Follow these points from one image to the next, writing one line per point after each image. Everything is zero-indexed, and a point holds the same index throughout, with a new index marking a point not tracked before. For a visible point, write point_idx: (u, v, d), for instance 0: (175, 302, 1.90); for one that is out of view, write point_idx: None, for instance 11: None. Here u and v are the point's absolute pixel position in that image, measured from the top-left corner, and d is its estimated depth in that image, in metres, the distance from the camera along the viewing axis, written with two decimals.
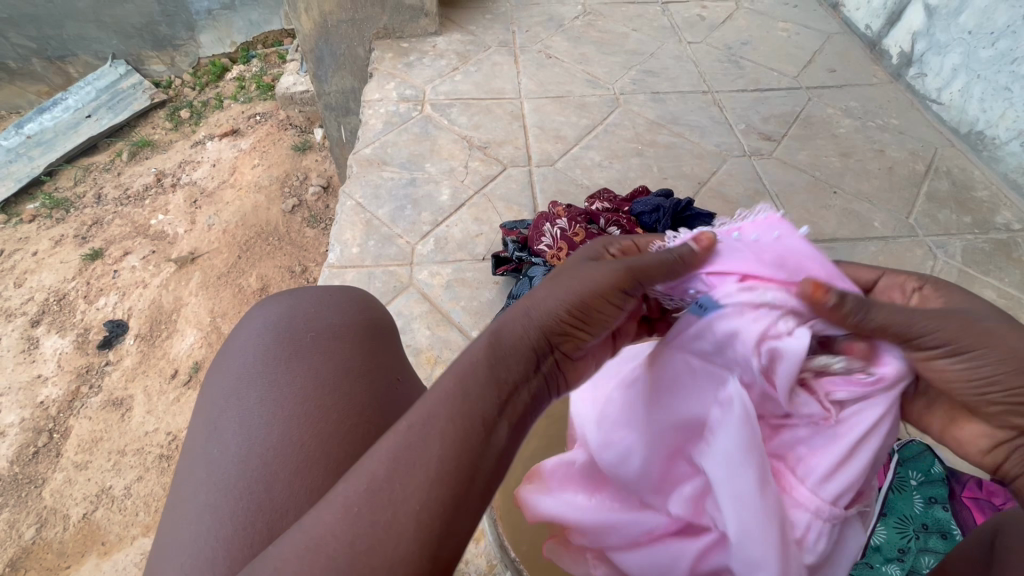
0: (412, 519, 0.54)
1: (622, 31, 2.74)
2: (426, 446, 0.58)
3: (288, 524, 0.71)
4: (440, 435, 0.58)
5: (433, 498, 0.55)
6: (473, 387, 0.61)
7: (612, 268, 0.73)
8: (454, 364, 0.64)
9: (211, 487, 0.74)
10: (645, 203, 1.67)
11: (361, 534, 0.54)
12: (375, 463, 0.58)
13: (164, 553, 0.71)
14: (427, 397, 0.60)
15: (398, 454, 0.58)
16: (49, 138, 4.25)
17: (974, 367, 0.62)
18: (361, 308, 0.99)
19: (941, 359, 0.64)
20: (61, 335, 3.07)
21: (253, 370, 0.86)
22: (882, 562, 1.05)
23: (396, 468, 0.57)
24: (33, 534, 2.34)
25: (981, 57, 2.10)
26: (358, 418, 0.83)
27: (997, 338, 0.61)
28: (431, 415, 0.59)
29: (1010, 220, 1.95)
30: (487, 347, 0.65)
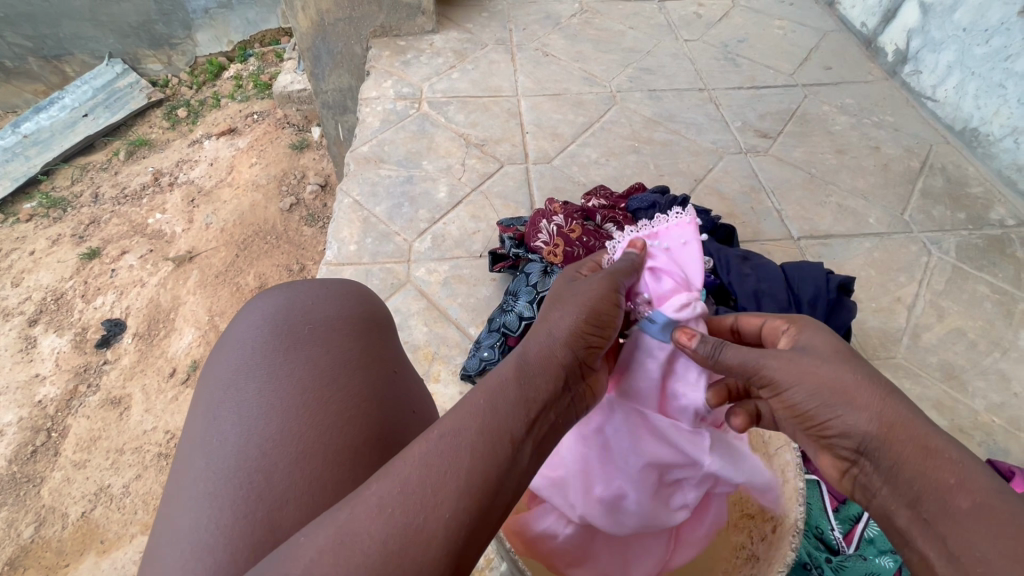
0: (441, 524, 0.57)
1: (618, 29, 2.75)
2: (457, 457, 0.62)
3: (287, 512, 0.72)
4: (470, 446, 0.63)
5: (464, 504, 0.59)
6: (502, 405, 0.67)
7: (598, 281, 0.89)
8: (481, 385, 0.71)
9: (211, 476, 0.75)
10: (641, 200, 1.68)
11: (394, 533, 0.56)
12: (411, 471, 0.60)
13: (165, 542, 0.71)
14: (460, 413, 0.66)
15: (430, 462, 0.61)
16: (46, 137, 4.24)
17: (794, 391, 0.75)
18: (358, 302, 1.00)
19: (774, 388, 0.78)
20: (58, 334, 3.07)
21: (252, 362, 0.86)
22: (876, 554, 1.10)
23: (429, 475, 0.60)
24: (32, 533, 2.34)
25: (976, 54, 2.12)
26: (356, 410, 0.84)
27: (807, 369, 0.74)
28: (462, 429, 0.64)
29: (1004, 216, 1.96)
30: (515, 371, 0.73)
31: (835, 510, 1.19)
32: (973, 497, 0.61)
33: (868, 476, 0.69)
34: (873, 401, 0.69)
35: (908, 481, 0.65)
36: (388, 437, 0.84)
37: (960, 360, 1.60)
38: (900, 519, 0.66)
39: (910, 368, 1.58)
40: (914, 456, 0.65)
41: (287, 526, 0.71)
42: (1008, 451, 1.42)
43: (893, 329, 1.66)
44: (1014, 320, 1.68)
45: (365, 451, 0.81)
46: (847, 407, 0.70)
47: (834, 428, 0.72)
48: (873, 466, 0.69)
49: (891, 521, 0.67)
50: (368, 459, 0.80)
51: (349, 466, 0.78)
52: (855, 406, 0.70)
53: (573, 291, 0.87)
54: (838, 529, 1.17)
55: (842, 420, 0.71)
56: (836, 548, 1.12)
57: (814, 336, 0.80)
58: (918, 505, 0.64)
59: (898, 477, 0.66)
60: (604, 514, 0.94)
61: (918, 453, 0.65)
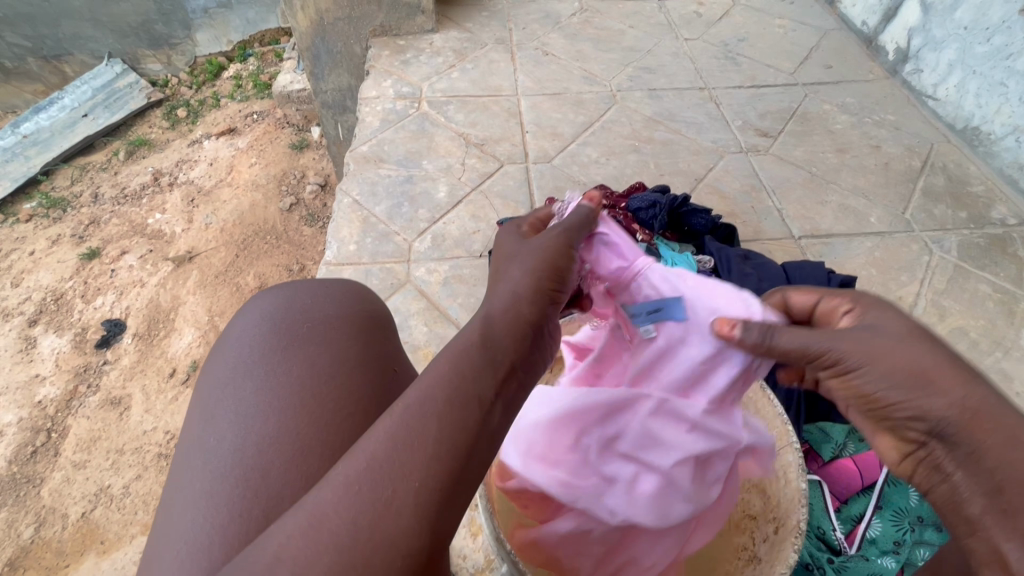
0: (412, 494, 0.56)
1: (619, 28, 2.75)
2: (421, 426, 0.60)
3: (283, 511, 0.71)
4: (438, 413, 0.61)
5: (435, 475, 0.57)
6: (468, 369, 0.65)
7: (555, 237, 0.83)
8: (450, 348, 0.68)
9: (208, 476, 0.74)
10: (641, 199, 1.66)
11: (363, 510, 0.55)
12: (379, 443, 0.59)
13: (162, 542, 0.71)
14: (425, 381, 0.64)
15: (397, 435, 0.59)
16: (46, 137, 4.24)
17: (866, 375, 0.66)
18: (356, 299, 0.99)
19: (840, 370, 0.68)
20: (58, 334, 3.07)
21: (249, 361, 0.86)
22: (877, 554, 1.11)
23: (396, 448, 0.58)
24: (32, 533, 2.34)
25: (977, 53, 2.11)
26: (355, 407, 0.83)
27: (882, 353, 0.66)
28: (429, 398, 0.62)
29: (1005, 215, 1.96)
30: (478, 331, 0.69)
31: (837, 510, 1.19)
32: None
33: (941, 462, 0.63)
34: (956, 387, 0.62)
35: (992, 470, 0.59)
36: None
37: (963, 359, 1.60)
38: (974, 509, 0.60)
39: None
40: (999, 445, 0.59)
41: None
42: None
43: None
44: (1016, 319, 1.68)
45: None
46: (927, 394, 0.63)
47: (907, 411, 0.64)
48: (951, 451, 0.62)
49: (959, 507, 0.62)
50: None
51: None
52: (939, 393, 0.62)
53: (525, 246, 0.81)
54: (841, 528, 1.16)
55: (921, 405, 0.63)
56: (838, 549, 1.12)
57: (883, 315, 0.71)
58: (997, 494, 0.58)
59: (978, 465, 0.60)
60: (637, 514, 0.88)
61: (1006, 441, 0.59)
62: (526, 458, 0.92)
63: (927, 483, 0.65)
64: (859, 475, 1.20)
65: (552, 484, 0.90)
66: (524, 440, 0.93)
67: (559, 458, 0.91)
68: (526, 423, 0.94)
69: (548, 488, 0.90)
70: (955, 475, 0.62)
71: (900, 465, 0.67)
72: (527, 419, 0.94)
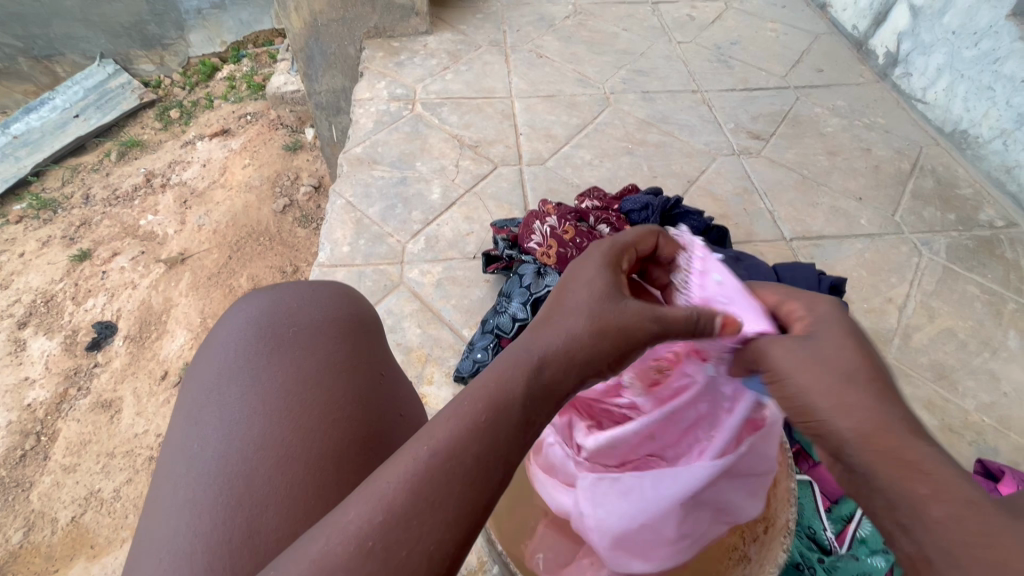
0: (424, 559, 0.54)
1: (612, 30, 2.76)
2: (432, 483, 0.57)
3: (266, 519, 0.70)
4: (462, 474, 0.58)
5: (451, 535, 0.55)
6: (503, 428, 0.62)
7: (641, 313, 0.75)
8: (477, 383, 0.66)
9: (190, 482, 0.73)
10: (633, 202, 1.69)
11: (373, 569, 0.53)
12: (400, 496, 0.56)
13: (143, 550, 0.70)
14: (453, 428, 0.61)
15: (417, 487, 0.57)
16: (36, 137, 4.19)
17: (783, 386, 0.73)
18: (344, 303, 0.99)
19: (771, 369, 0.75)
20: (48, 337, 3.05)
21: (233, 366, 0.85)
22: (867, 553, 1.11)
23: (415, 503, 0.56)
24: (21, 537, 2.31)
25: (965, 57, 2.14)
26: (340, 414, 0.82)
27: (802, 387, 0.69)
28: (460, 453, 0.59)
29: (993, 218, 1.98)
30: (510, 365, 0.66)
31: (828, 510, 1.21)
32: (948, 506, 0.57)
33: (851, 483, 0.66)
34: (869, 417, 0.64)
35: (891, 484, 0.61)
36: (375, 442, 0.83)
37: (951, 360, 1.61)
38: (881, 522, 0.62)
39: (902, 369, 1.58)
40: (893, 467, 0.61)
41: (268, 531, 0.69)
42: (998, 451, 1.43)
43: (885, 329, 1.67)
44: (1003, 320, 1.70)
45: (349, 455, 0.79)
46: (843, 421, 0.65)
47: (819, 433, 0.68)
48: (850, 472, 0.65)
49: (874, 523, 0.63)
50: (352, 463, 0.79)
51: (332, 469, 0.77)
52: (842, 420, 0.65)
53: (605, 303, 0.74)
54: (832, 529, 1.17)
55: (826, 421, 0.67)
56: (827, 548, 1.12)
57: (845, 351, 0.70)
58: (893, 509, 0.60)
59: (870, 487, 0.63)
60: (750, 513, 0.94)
61: (887, 466, 0.61)
62: (634, 562, 0.88)
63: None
64: None
65: (676, 559, 0.91)
66: (620, 549, 0.88)
67: (665, 538, 0.89)
68: (613, 530, 0.87)
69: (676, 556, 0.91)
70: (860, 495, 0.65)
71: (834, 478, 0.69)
72: (612, 523, 0.87)
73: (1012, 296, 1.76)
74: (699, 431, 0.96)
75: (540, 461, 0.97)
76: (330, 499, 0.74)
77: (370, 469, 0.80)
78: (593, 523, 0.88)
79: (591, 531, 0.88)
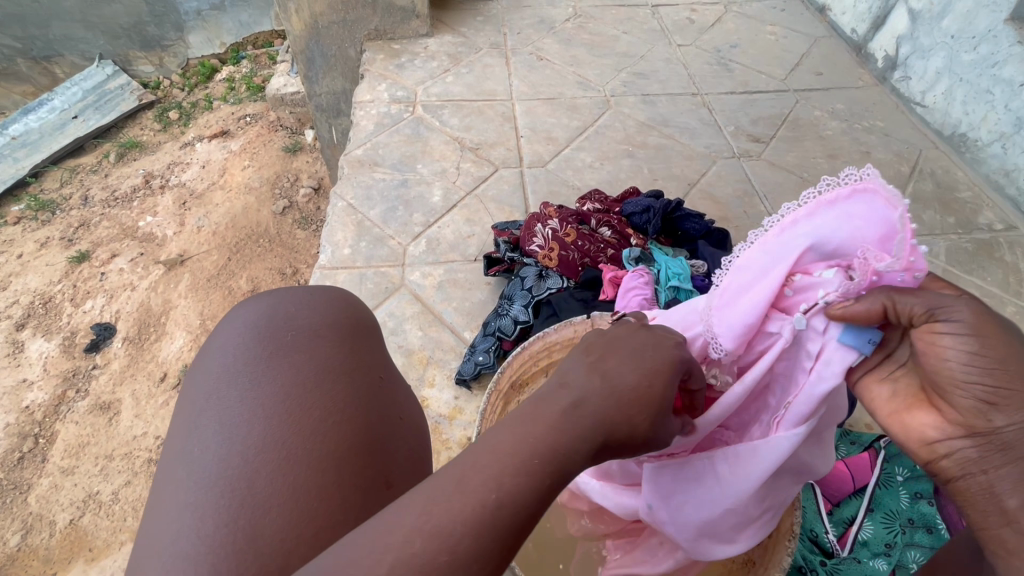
0: None
1: (612, 33, 2.77)
2: (482, 539, 0.54)
3: (267, 521, 0.70)
4: (520, 524, 0.57)
5: None
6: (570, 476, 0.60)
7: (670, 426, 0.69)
8: (520, 420, 0.62)
9: (192, 486, 0.73)
10: (635, 204, 1.70)
11: None
12: (467, 544, 0.54)
13: (146, 553, 0.70)
14: (520, 471, 0.58)
15: (481, 535, 0.55)
16: (34, 139, 4.18)
17: (946, 348, 0.62)
18: (343, 305, 0.98)
19: (927, 323, 0.64)
20: (46, 339, 3.03)
21: (233, 369, 0.84)
22: (869, 556, 1.11)
23: (476, 550, 0.54)
24: (18, 541, 2.30)
25: (963, 61, 2.15)
26: (340, 416, 0.82)
27: (966, 353, 0.61)
28: (523, 503, 0.57)
29: (992, 221, 1.99)
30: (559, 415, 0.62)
31: (829, 513, 1.20)
32: None
33: (980, 453, 0.64)
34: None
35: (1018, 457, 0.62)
36: (374, 443, 0.82)
37: None
38: (1010, 501, 0.63)
39: None
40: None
41: (271, 533, 0.69)
42: None
43: None
44: None
45: (350, 458, 0.79)
46: (1005, 387, 0.60)
47: (987, 403, 0.62)
48: (987, 443, 0.63)
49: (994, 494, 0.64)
50: (353, 465, 0.79)
51: (334, 471, 0.77)
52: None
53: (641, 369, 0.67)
54: (833, 531, 1.17)
55: (1007, 393, 0.60)
56: (831, 551, 1.12)
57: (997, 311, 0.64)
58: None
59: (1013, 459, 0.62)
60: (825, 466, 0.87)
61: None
62: (720, 549, 0.89)
63: (954, 469, 0.67)
64: (851, 478, 1.21)
65: (761, 533, 0.89)
66: (702, 538, 0.88)
67: (746, 519, 0.86)
68: (689, 524, 0.88)
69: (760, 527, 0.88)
70: (998, 467, 0.63)
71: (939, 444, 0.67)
72: (688, 517, 0.88)
73: (1011, 298, 1.77)
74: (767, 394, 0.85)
75: (598, 472, 1.02)
76: (333, 502, 0.74)
77: (372, 472, 0.80)
78: (666, 516, 0.89)
79: (667, 524, 0.90)
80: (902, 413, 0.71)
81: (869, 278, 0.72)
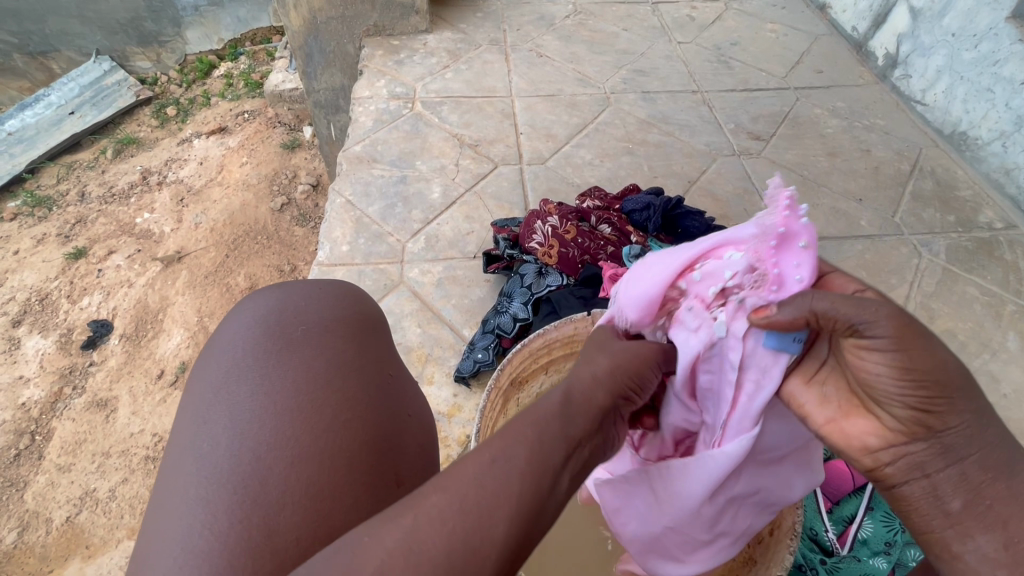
0: (494, 545, 0.52)
1: (612, 30, 2.75)
2: (510, 522, 0.53)
3: (280, 518, 0.69)
4: (522, 468, 0.56)
5: (523, 523, 0.54)
6: (553, 431, 0.61)
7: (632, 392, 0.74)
8: (528, 416, 0.62)
9: (203, 482, 0.72)
10: (635, 202, 1.69)
11: (456, 548, 0.51)
12: (499, 524, 0.52)
13: (154, 549, 0.68)
14: (507, 432, 0.59)
15: (484, 480, 0.55)
16: (30, 135, 4.15)
17: (874, 365, 0.62)
18: (351, 302, 0.97)
19: (853, 338, 0.62)
20: (42, 336, 3.02)
21: (242, 364, 0.83)
22: (869, 555, 1.10)
23: (481, 492, 0.54)
24: (15, 538, 2.29)
25: (964, 59, 2.14)
26: (351, 413, 0.81)
27: (892, 363, 0.60)
28: (513, 451, 0.57)
29: (992, 220, 1.98)
30: (560, 404, 0.65)
31: (829, 511, 1.19)
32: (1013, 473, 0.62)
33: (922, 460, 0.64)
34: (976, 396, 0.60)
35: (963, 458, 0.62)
36: (386, 441, 0.81)
37: None
38: (953, 504, 0.63)
39: None
40: (975, 440, 0.61)
41: (285, 530, 0.69)
42: None
43: None
44: (1002, 322, 1.70)
45: (361, 455, 0.78)
46: (940, 394, 0.59)
47: (925, 411, 0.61)
48: (934, 445, 0.62)
49: (940, 501, 0.64)
50: (365, 464, 0.77)
51: (345, 469, 0.75)
52: (959, 398, 0.60)
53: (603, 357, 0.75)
54: (834, 529, 1.16)
55: (945, 399, 0.60)
56: (831, 549, 1.12)
57: None
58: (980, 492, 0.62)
59: (954, 467, 0.63)
60: (790, 489, 0.88)
61: (972, 434, 0.61)
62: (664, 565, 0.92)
63: (896, 475, 0.66)
64: (850, 478, 1.21)
65: (718, 556, 0.91)
66: (650, 552, 0.93)
67: (688, 535, 0.89)
68: (637, 537, 0.92)
69: (716, 550, 0.90)
70: (942, 469, 0.63)
71: (878, 453, 0.66)
72: (635, 532, 0.92)
73: (1011, 298, 1.76)
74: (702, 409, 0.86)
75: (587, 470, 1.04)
76: (344, 503, 0.73)
77: (384, 470, 0.79)
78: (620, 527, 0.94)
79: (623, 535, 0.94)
80: (840, 420, 0.70)
81: (770, 269, 0.71)
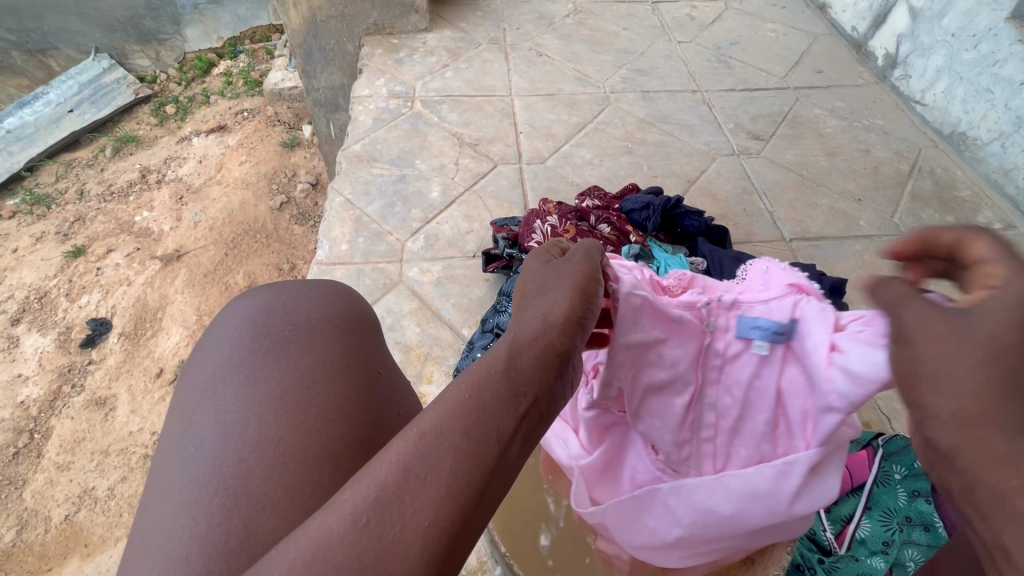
0: (419, 537, 0.49)
1: (611, 30, 2.75)
2: (440, 504, 0.50)
3: (262, 519, 0.69)
4: (454, 449, 0.53)
5: (452, 503, 0.51)
6: (490, 400, 0.57)
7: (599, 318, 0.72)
8: (464, 381, 0.59)
9: (185, 485, 0.72)
10: (634, 201, 1.69)
11: (369, 547, 0.48)
12: (426, 509, 0.50)
13: (139, 555, 0.68)
14: (442, 404, 0.57)
15: (409, 465, 0.52)
16: (29, 133, 4.13)
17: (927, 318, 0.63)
18: (342, 300, 0.97)
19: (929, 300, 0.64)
20: (41, 334, 3.01)
21: (228, 365, 0.84)
22: (867, 554, 1.11)
23: (406, 478, 0.52)
24: (14, 536, 2.29)
25: (964, 59, 2.14)
26: (337, 412, 0.80)
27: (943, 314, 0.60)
28: (446, 428, 0.54)
29: (990, 220, 1.99)
30: (506, 360, 0.62)
31: (827, 510, 1.19)
32: None
33: None
34: None
35: None
36: (372, 439, 0.81)
37: None
38: None
39: None
40: None
41: (267, 531, 0.68)
42: None
43: None
44: None
45: (347, 454, 0.77)
46: None
47: None
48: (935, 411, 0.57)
49: None
50: (350, 462, 0.77)
51: (329, 468, 0.75)
52: None
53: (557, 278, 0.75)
54: (832, 528, 1.16)
55: None
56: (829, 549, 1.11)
57: None
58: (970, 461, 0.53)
59: None
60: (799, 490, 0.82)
61: None
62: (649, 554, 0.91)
63: None
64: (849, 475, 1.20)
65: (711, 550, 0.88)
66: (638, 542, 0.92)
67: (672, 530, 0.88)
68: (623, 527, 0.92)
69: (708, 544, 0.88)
70: None
71: None
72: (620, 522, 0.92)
73: None
74: (673, 394, 0.90)
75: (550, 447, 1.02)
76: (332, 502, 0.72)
77: None
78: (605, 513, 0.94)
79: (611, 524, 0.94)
80: None
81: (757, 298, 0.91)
